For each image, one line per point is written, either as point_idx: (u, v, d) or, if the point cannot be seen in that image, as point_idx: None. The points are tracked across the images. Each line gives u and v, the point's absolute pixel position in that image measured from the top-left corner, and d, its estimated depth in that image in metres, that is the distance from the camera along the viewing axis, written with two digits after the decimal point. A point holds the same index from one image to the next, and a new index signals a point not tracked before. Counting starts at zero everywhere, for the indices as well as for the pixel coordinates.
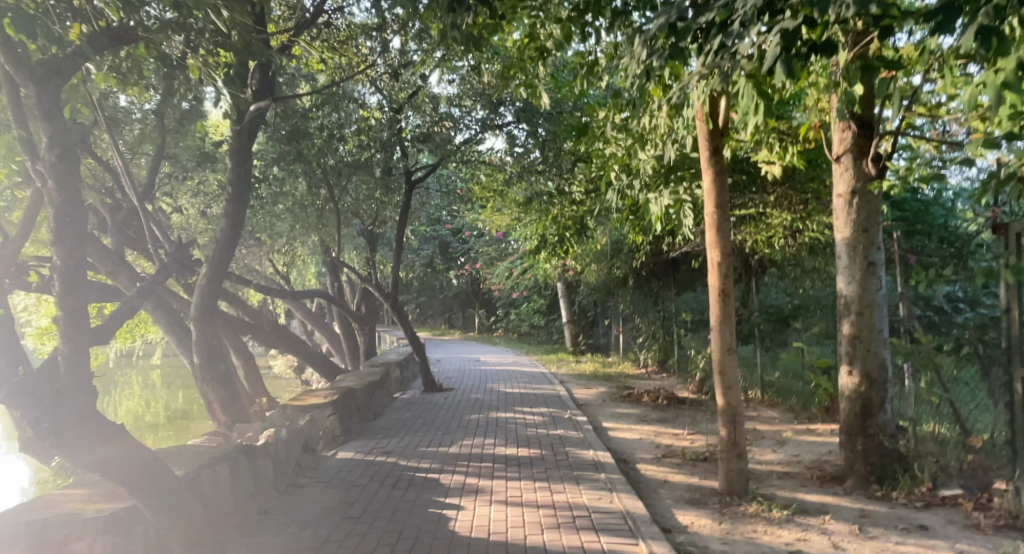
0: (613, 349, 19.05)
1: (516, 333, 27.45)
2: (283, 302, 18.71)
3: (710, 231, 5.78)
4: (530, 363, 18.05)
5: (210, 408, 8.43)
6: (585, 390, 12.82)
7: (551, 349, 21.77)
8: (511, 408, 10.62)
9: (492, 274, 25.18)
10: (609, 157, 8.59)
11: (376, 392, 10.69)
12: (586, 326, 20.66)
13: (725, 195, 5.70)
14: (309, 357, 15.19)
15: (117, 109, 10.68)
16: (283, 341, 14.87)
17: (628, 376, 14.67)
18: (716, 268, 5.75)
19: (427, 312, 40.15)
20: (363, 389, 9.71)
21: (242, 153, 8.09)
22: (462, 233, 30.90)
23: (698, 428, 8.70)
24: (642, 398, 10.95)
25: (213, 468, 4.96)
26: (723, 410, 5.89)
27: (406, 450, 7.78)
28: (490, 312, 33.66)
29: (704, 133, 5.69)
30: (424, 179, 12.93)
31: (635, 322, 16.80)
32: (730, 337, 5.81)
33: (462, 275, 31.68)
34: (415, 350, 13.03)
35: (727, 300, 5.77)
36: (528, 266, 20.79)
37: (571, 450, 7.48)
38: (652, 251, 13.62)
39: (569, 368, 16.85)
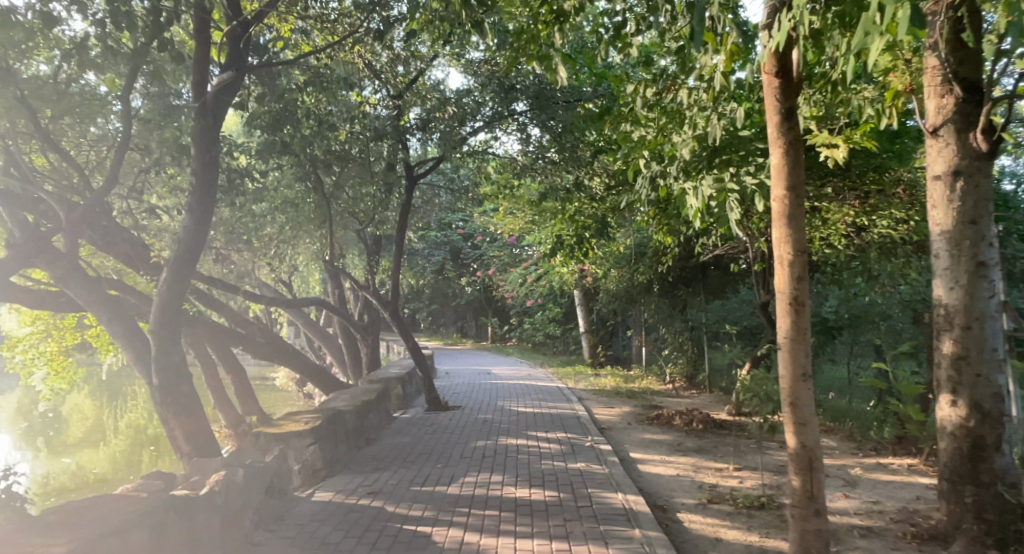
0: (635, 362, 17.71)
1: (531, 343, 26.16)
2: (282, 311, 17.58)
3: (777, 222, 4.45)
4: (546, 377, 16.74)
5: (171, 436, 7.18)
6: (607, 410, 11.50)
7: (568, 361, 20.45)
8: (524, 432, 9.31)
9: (506, 281, 23.94)
10: (637, 141, 7.31)
11: (370, 414, 9.42)
12: (606, 336, 19.32)
13: (801, 173, 4.33)
14: (306, 371, 13.98)
15: (85, 96, 9.62)
16: (278, 354, 13.68)
17: (654, 393, 13.34)
18: (787, 270, 4.40)
19: (439, 320, 38.91)
20: (353, 412, 8.45)
21: (207, 136, 6.87)
22: (474, 239, 29.69)
23: (745, 462, 7.37)
24: (673, 422, 9.64)
25: (112, 542, 3.73)
26: (796, 454, 4.54)
27: (396, 489, 6.49)
28: (504, 321, 32.41)
29: (769, 91, 4.32)
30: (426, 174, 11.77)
31: (660, 333, 15.47)
32: (804, 359, 4.48)
33: (475, 281, 30.45)
34: (419, 365, 11.80)
35: (800, 311, 4.43)
36: (543, 272, 19.54)
37: (595, 492, 6.17)
38: (680, 253, 12.33)
39: (587, 382, 15.53)
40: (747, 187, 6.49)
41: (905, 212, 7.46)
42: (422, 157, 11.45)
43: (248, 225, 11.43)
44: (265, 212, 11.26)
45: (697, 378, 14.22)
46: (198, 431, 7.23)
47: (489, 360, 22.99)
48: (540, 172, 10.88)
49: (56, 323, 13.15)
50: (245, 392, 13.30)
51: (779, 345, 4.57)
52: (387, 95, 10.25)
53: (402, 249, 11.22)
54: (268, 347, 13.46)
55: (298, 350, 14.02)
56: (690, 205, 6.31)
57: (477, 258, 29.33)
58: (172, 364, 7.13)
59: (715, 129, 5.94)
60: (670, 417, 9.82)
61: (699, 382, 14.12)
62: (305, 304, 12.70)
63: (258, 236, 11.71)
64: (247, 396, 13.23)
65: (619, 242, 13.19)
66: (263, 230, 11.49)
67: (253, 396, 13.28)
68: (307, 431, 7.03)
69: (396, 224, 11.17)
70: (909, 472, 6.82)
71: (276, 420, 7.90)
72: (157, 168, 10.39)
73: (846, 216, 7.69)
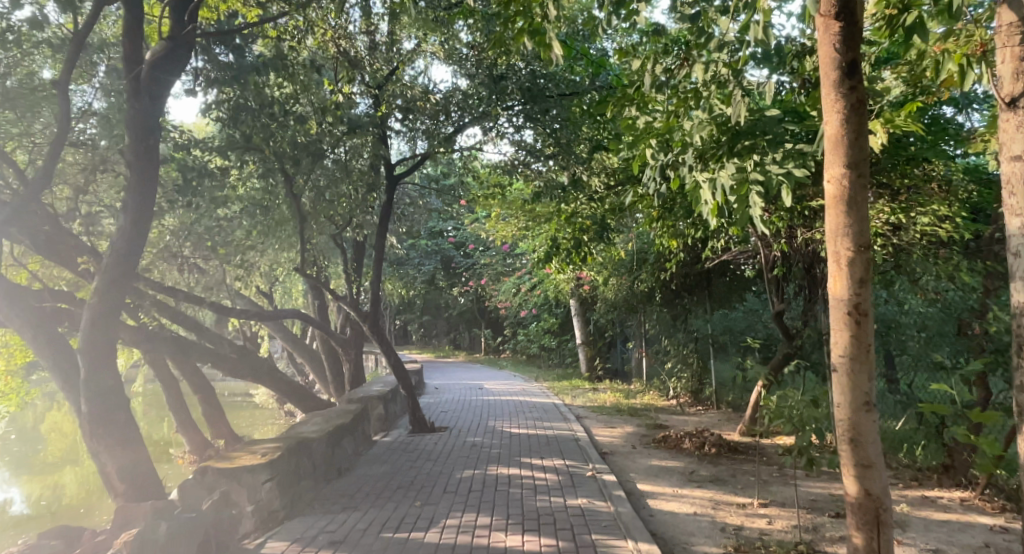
0: (634, 375, 16.77)
1: (525, 356, 25.20)
2: (262, 324, 16.60)
3: (831, 209, 3.52)
4: (541, 392, 15.77)
5: (103, 474, 6.17)
6: (608, 430, 10.53)
7: (564, 374, 19.49)
8: (518, 459, 8.31)
9: (499, 290, 23.03)
10: (644, 128, 6.41)
11: (345, 440, 8.42)
12: (603, 348, 18.39)
13: (865, 146, 3.39)
14: (283, 390, 12.99)
15: (28, 87, 8.69)
16: (253, 371, 12.66)
17: (657, 409, 12.39)
18: (847, 271, 3.47)
19: (430, 332, 37.87)
20: (322, 440, 7.45)
21: (144, 121, 6.06)
22: (466, 247, 28.76)
23: (772, 496, 6.41)
24: (682, 445, 8.68)
25: None
26: (857, 504, 3.59)
27: (362, 536, 5.48)
28: (497, 332, 31.45)
29: (826, 41, 3.40)
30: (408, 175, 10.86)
31: (662, 345, 14.52)
32: (868, 385, 3.54)
33: (467, 292, 29.47)
34: (402, 382, 10.81)
35: (864, 323, 3.49)
36: (538, 281, 18.63)
37: (600, 540, 5.20)
38: (685, 259, 11.42)
39: (585, 398, 14.56)
40: (774, 178, 5.57)
41: (949, 207, 6.54)
42: (404, 155, 10.56)
43: (214, 230, 10.49)
44: (234, 215, 10.33)
45: (703, 393, 13.27)
46: (136, 467, 6.23)
47: (482, 373, 21.98)
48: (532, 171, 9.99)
49: (6, 340, 12.13)
50: (215, 412, 12.34)
51: (834, 366, 3.63)
52: (364, 85, 9.36)
53: (382, 255, 10.28)
54: (241, 364, 12.46)
55: (274, 367, 13.03)
56: (706, 198, 5.38)
57: (468, 267, 28.38)
58: (106, 389, 6.17)
59: (738, 106, 5.03)
60: (678, 439, 8.88)
61: (705, 397, 13.15)
62: (280, 317, 11.72)
63: (226, 243, 10.76)
64: (216, 417, 12.26)
65: (619, 247, 12.31)
66: (232, 234, 10.55)
67: (223, 416, 12.32)
68: (262, 466, 6.05)
69: (376, 228, 10.23)
70: (965, 510, 5.86)
71: (232, 450, 6.90)
72: (111, 168, 9.48)
73: (881, 213, 6.76)
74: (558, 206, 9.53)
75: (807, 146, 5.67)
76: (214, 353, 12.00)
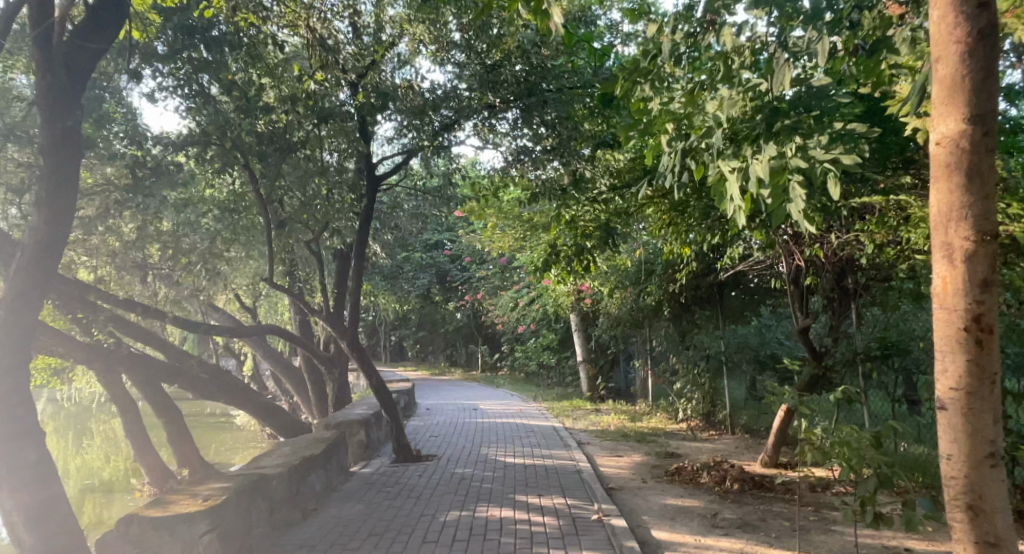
0: (639, 394, 15.72)
1: (523, 373, 24.12)
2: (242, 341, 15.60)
3: (940, 182, 2.50)
4: (539, 414, 14.72)
5: (8, 523, 5.29)
6: (613, 459, 9.48)
7: (564, 393, 18.42)
8: (511, 497, 7.23)
9: (496, 303, 22.05)
10: (659, 112, 5.47)
11: (315, 474, 7.40)
12: (606, 365, 17.34)
13: (997, 89, 2.39)
14: (258, 413, 11.96)
15: None
16: (225, 394, 11.62)
17: (666, 435, 11.36)
18: (970, 268, 2.42)
19: (426, 348, 36.68)
20: (283, 478, 6.44)
21: (58, 99, 5.49)
22: (462, 260, 27.77)
23: (815, 547, 5.38)
24: (700, 480, 7.65)
25: None
26: None
27: None
28: (494, 348, 30.38)
29: None
30: (391, 177, 9.90)
31: (670, 363, 13.48)
32: (993, 430, 2.47)
33: (463, 306, 28.35)
34: (385, 405, 9.77)
35: (990, 342, 2.44)
36: (537, 294, 17.64)
37: None
38: (696, 268, 10.46)
39: (587, 421, 13.53)
40: (819, 165, 4.49)
41: (1020, 203, 5.54)
42: (388, 154, 9.62)
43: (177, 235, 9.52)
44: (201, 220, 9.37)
45: (715, 416, 12.22)
46: (55, 509, 5.40)
47: (477, 391, 20.89)
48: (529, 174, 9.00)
49: None
50: (181, 438, 11.34)
51: (941, 403, 2.56)
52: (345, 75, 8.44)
53: (361, 264, 9.28)
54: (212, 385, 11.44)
55: (250, 388, 12.00)
56: (735, 190, 4.38)
57: (464, 281, 27.31)
58: (14, 423, 5.26)
59: (781, 70, 4.05)
60: (694, 472, 7.87)
61: (717, 421, 12.11)
62: (254, 333, 10.71)
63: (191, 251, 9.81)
64: (181, 444, 11.25)
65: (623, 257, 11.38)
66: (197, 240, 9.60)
67: (190, 443, 11.30)
68: (201, 514, 5.18)
69: (355, 234, 9.22)
70: None
71: (172, 492, 5.92)
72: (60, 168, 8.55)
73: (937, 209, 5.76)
74: (558, 209, 8.54)
75: (860, 126, 4.67)
76: (181, 373, 10.99)
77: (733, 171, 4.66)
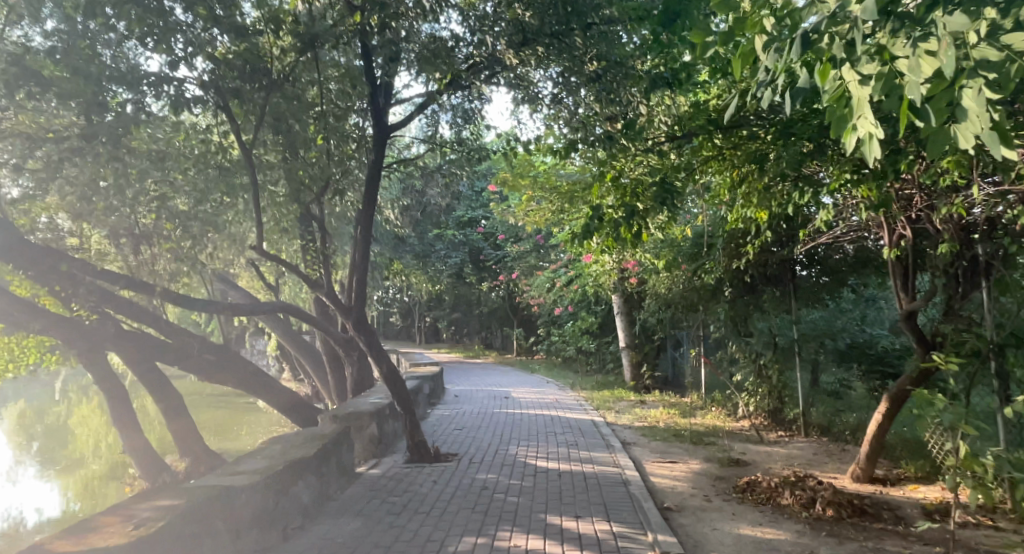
0: (690, 385, 14.13)
1: (561, 358, 22.61)
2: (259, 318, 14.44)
3: None
4: (579, 406, 13.25)
5: None
6: (669, 465, 7.98)
7: (606, 382, 16.88)
8: (543, 519, 5.78)
9: (532, 284, 20.54)
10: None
11: (308, 480, 6.09)
12: (652, 352, 15.75)
13: None
14: (269, 397, 10.74)
15: None
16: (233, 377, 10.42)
17: (726, 435, 9.80)
18: None
19: (461, 330, 35.50)
20: (258, 490, 5.11)
21: None
22: (497, 238, 26.25)
23: None
24: (782, 500, 6.12)
25: None
26: None
27: None
28: (530, 332, 28.97)
29: None
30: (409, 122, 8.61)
31: (728, 351, 11.83)
32: None
33: (498, 286, 26.88)
34: (400, 395, 8.39)
35: None
36: (578, 272, 16.10)
37: None
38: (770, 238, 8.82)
39: (633, 415, 12.04)
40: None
41: None
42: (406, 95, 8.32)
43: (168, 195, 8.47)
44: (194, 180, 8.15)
45: (783, 414, 10.60)
46: None
47: (511, 378, 19.48)
48: (569, 119, 7.43)
49: None
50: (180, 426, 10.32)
51: None
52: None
53: (366, 228, 7.86)
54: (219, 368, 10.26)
55: (260, 368, 10.78)
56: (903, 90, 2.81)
57: (499, 260, 25.82)
58: None
59: None
60: (772, 491, 6.37)
61: (786, 419, 10.48)
62: (261, 308, 9.42)
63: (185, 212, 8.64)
64: (179, 432, 10.18)
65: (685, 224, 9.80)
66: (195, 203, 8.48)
67: (191, 430, 10.24)
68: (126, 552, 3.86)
69: (363, 195, 7.85)
70: None
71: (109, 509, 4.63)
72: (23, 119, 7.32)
73: None
74: (602, 161, 7.02)
75: None
76: (179, 353, 9.81)
77: (874, 79, 3.28)
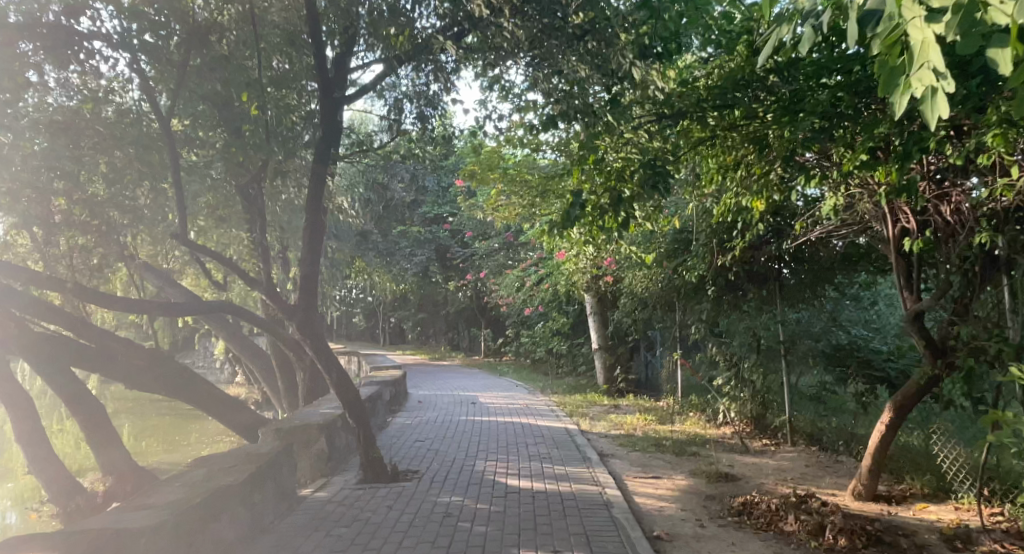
0: (666, 389, 13.42)
1: (530, 361, 21.78)
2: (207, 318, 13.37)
3: None
4: (549, 412, 12.44)
5: None
6: (651, 481, 7.22)
7: (577, 386, 16.11)
8: None
9: (501, 283, 19.66)
10: None
11: (233, 513, 5.18)
12: (625, 354, 15.02)
13: None
14: (208, 407, 9.94)
15: None
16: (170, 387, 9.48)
17: (707, 444, 9.10)
18: None
19: (427, 331, 34.49)
20: (164, 532, 4.22)
21: None
22: (464, 236, 25.25)
23: None
24: (784, 526, 5.41)
25: None
26: None
27: None
28: (498, 333, 28.09)
29: None
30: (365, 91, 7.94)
31: (708, 354, 11.13)
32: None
33: (465, 286, 25.91)
34: (351, 405, 7.46)
35: None
36: (550, 270, 15.30)
37: None
38: (760, 230, 8.15)
39: (607, 422, 11.28)
40: None
41: None
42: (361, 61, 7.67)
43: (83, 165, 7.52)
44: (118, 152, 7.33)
45: (768, 420, 9.92)
46: None
47: (477, 381, 18.60)
48: (547, 91, 6.71)
49: None
50: (103, 442, 9.25)
51: None
52: None
53: (313, 220, 6.97)
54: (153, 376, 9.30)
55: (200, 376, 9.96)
56: None
57: (467, 259, 24.85)
58: None
59: None
60: (773, 515, 5.62)
61: (770, 426, 9.80)
62: (202, 307, 8.39)
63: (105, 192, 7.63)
64: (102, 445, 9.19)
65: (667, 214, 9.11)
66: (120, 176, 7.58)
67: (115, 442, 9.29)
68: None
69: (311, 171, 6.95)
70: None
71: None
72: None
73: None
74: (583, 140, 6.21)
75: None
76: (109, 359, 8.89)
77: (948, 13, 2.63)
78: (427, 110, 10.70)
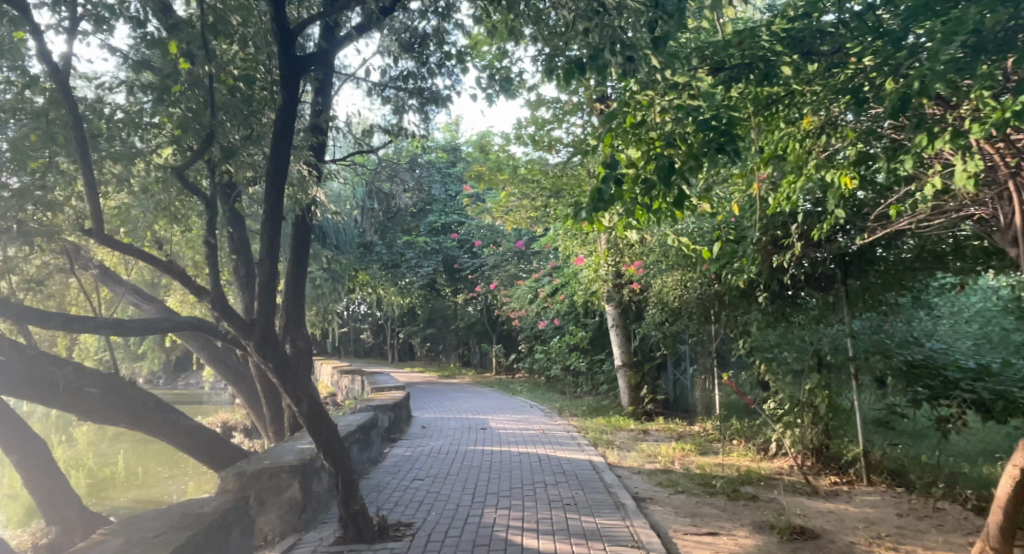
0: (701, 411, 11.83)
1: (545, 379, 20.18)
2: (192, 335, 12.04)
3: None
4: (571, 439, 10.89)
5: None
6: (707, 540, 5.67)
7: (599, 407, 14.52)
8: None
9: (513, 295, 18.15)
10: None
11: None
12: (653, 371, 13.42)
13: None
14: (177, 443, 8.51)
15: None
16: (131, 419, 8.11)
17: (765, 483, 7.55)
18: None
19: (436, 347, 33.02)
20: None
21: None
22: (474, 246, 23.76)
23: None
24: None
25: None
26: None
27: None
28: (510, 349, 26.50)
29: None
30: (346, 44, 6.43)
31: (754, 371, 9.58)
32: None
33: (475, 298, 24.42)
34: (329, 444, 5.93)
35: None
36: (570, 279, 13.79)
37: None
38: (832, 219, 6.65)
39: (638, 451, 9.74)
40: None
41: None
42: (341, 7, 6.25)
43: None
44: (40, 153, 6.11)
45: (833, 452, 8.31)
46: None
47: (488, 401, 17.05)
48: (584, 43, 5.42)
49: None
50: (48, 486, 7.87)
51: None
52: None
53: (273, 214, 5.50)
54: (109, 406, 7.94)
55: (166, 404, 8.53)
56: None
57: (476, 270, 23.37)
58: None
59: None
60: None
61: (836, 458, 8.21)
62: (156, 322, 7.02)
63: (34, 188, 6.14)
64: (45, 485, 7.85)
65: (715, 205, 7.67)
66: (37, 179, 6.19)
67: (63, 484, 7.96)
68: None
69: (275, 133, 5.51)
70: None
71: None
72: None
73: None
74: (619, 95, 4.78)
75: None
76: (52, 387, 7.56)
77: None
78: (431, 109, 9.05)
